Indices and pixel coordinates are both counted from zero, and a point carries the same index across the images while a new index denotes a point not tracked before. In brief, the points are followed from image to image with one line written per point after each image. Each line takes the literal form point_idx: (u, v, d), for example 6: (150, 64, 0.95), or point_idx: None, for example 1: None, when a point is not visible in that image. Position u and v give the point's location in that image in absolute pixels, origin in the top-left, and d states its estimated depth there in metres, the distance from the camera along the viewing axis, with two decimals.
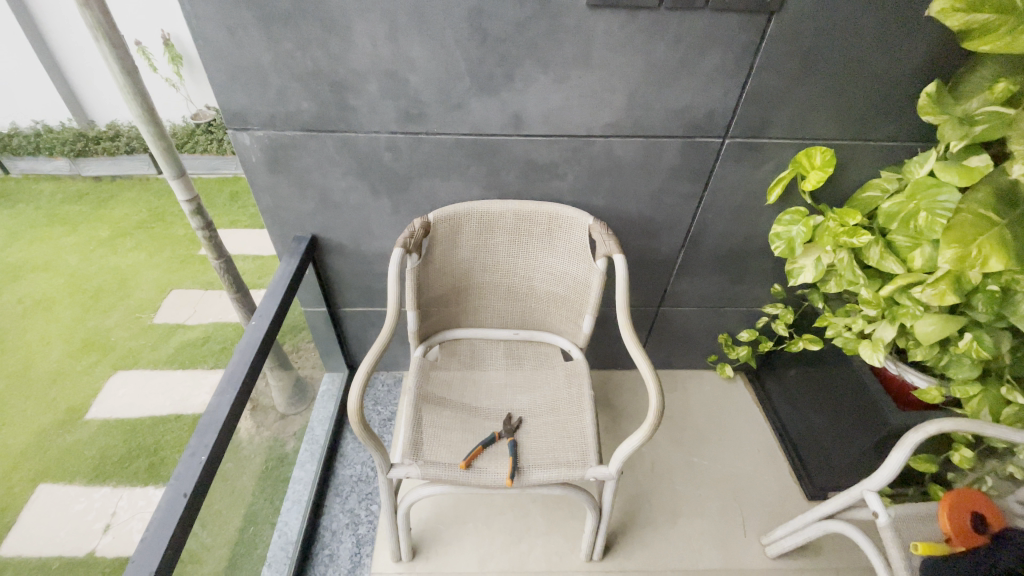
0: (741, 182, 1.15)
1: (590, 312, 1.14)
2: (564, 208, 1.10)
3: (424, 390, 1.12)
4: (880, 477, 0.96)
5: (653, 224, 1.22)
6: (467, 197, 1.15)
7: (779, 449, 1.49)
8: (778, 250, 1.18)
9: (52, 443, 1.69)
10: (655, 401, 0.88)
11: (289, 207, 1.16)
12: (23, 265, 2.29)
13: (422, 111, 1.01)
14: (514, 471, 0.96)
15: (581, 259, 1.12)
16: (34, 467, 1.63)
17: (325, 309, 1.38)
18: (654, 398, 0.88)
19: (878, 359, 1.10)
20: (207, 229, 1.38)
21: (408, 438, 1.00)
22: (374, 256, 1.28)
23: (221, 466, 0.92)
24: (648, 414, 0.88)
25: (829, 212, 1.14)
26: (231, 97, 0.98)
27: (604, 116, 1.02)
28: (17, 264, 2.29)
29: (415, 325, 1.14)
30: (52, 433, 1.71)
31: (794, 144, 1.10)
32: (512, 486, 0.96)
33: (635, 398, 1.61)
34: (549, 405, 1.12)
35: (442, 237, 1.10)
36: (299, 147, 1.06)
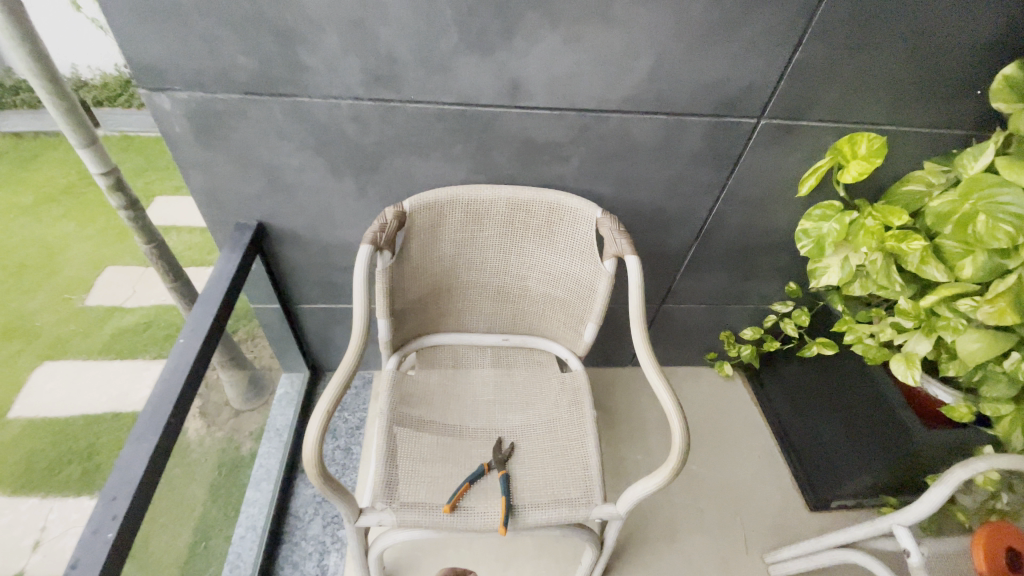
0: (770, 170, 0.99)
1: (594, 319, 0.99)
2: (567, 197, 0.91)
3: (400, 412, 0.95)
4: (912, 512, 0.87)
5: (666, 217, 1.05)
6: (449, 181, 0.95)
7: (780, 455, 1.40)
8: (803, 249, 1.04)
9: None
10: (680, 438, 0.74)
11: (229, 187, 0.94)
12: None
13: (395, 74, 0.79)
14: (507, 514, 0.82)
15: (585, 259, 0.95)
16: None
17: (278, 306, 1.18)
18: (678, 434, 0.75)
19: (913, 376, 0.99)
20: (131, 208, 1.13)
21: (381, 475, 0.84)
22: (336, 247, 1.07)
23: (145, 523, 0.74)
24: (670, 454, 0.75)
25: (867, 207, 0.99)
26: (141, 46, 0.74)
27: (621, 88, 0.83)
28: None
29: (388, 335, 0.96)
30: None
31: (836, 129, 0.94)
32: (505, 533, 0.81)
33: (629, 399, 1.48)
34: (544, 427, 0.97)
35: (420, 231, 0.90)
36: (236, 114, 0.83)
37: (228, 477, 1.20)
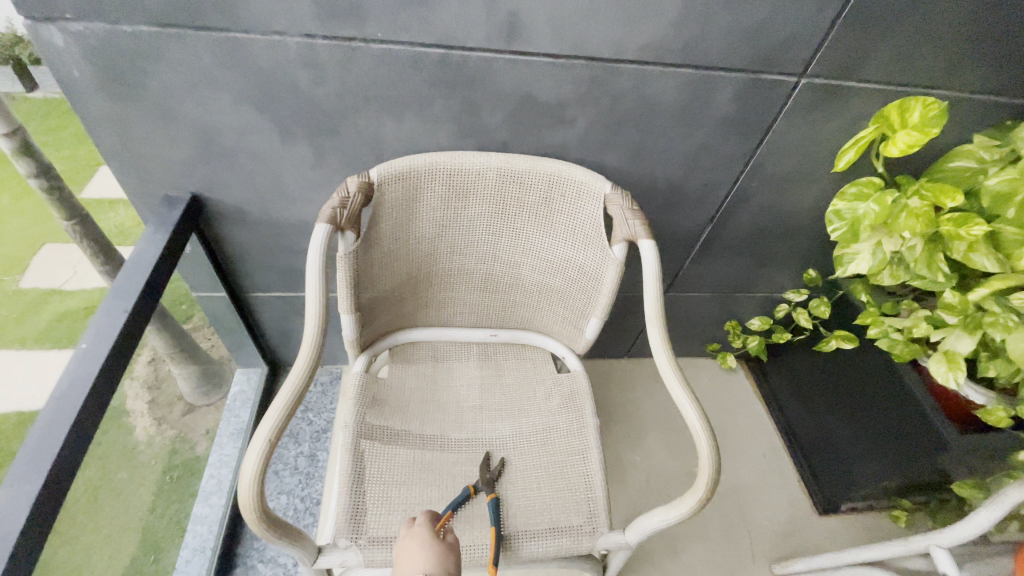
0: (804, 141, 0.85)
1: (598, 314, 0.85)
2: (571, 168, 0.76)
3: (368, 424, 0.79)
4: (955, 534, 0.77)
5: (681, 194, 0.91)
6: (428, 146, 0.78)
7: (786, 454, 1.30)
8: (834, 233, 0.91)
9: None
10: (709, 459, 0.62)
11: (152, 150, 0.75)
12: None
13: (358, 5, 0.62)
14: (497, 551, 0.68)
15: (590, 244, 0.80)
16: None
17: (225, 294, 1.01)
18: (707, 454, 0.62)
19: (955, 380, 0.86)
20: (44, 174, 0.93)
21: (345, 504, 0.70)
22: (292, 226, 0.90)
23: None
24: (697, 478, 0.62)
25: (910, 185, 0.86)
26: None
27: (641, 32, 0.67)
28: None
29: (354, 332, 0.80)
30: None
31: (884, 93, 0.80)
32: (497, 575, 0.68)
33: (625, 394, 1.36)
34: (538, 439, 0.83)
35: (392, 206, 0.74)
36: (152, 54, 0.65)
37: None
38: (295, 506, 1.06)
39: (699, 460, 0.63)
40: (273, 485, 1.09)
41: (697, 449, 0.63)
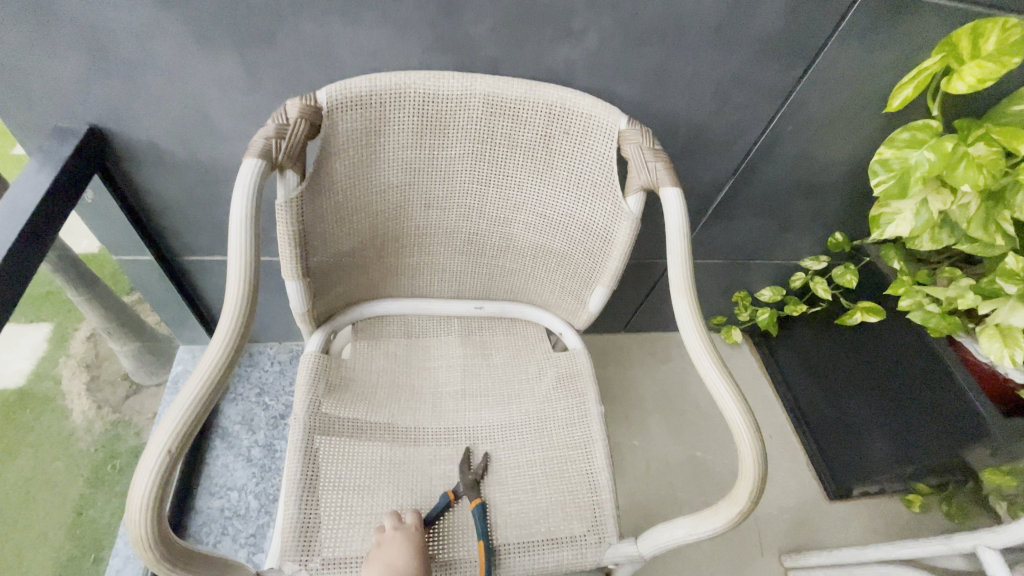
0: (854, 73, 0.71)
1: (604, 282, 0.71)
2: (577, 96, 0.60)
3: (324, 417, 0.64)
4: (1008, 534, 0.67)
5: (704, 140, 0.76)
6: (394, 64, 0.61)
7: (794, 436, 1.21)
8: (876, 188, 0.77)
9: None
10: (752, 461, 0.49)
11: (27, 61, 0.57)
12: None
13: None
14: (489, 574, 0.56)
15: (598, 194, 0.65)
16: None
17: (152, 258, 0.84)
18: (750, 453, 0.49)
19: (1008, 360, 0.75)
20: None
21: (292, 517, 0.56)
22: (228, 172, 0.72)
23: None
24: (737, 484, 0.49)
25: (972, 130, 0.73)
26: None
27: None
28: None
29: (304, 304, 0.65)
30: None
31: (955, 12, 0.66)
32: None
33: (623, 373, 1.24)
34: (531, 431, 0.69)
35: (349, 139, 0.58)
36: None
37: (101, 489, 0.89)
38: (249, 505, 0.92)
39: (739, 460, 0.50)
40: (222, 480, 0.94)
41: (737, 447, 0.50)
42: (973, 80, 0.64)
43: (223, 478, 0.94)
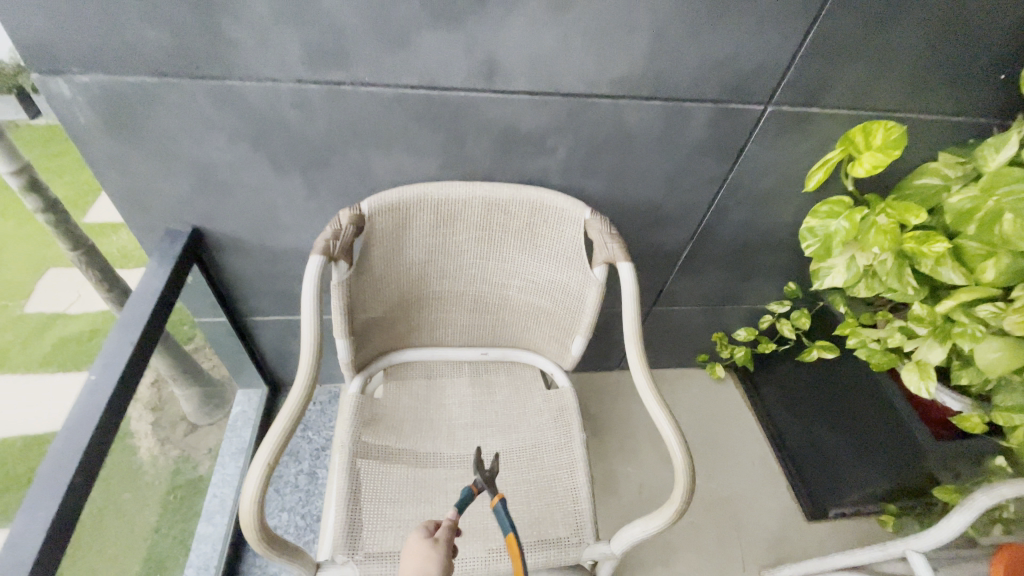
0: (778, 162, 0.89)
1: (582, 333, 0.89)
2: (552, 195, 0.80)
3: (365, 445, 0.82)
4: (928, 538, 0.79)
5: (663, 215, 0.95)
6: (415, 176, 0.82)
7: (776, 462, 1.33)
8: (808, 249, 0.94)
9: None
10: (684, 471, 0.65)
11: (155, 187, 0.79)
12: None
13: (344, 50, 0.66)
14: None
15: (573, 265, 0.84)
16: None
17: (225, 319, 1.05)
18: (681, 466, 0.66)
19: (928, 388, 0.91)
20: (50, 210, 0.98)
21: (342, 521, 0.73)
22: (288, 254, 0.94)
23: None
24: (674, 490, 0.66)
25: (879, 203, 0.91)
26: (16, 12, 0.59)
27: (613, 67, 0.71)
28: None
29: (348, 356, 0.84)
30: None
31: (850, 116, 0.84)
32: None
33: (618, 406, 1.40)
34: (527, 455, 0.86)
35: (383, 234, 0.78)
36: (150, 100, 0.68)
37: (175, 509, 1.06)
38: (296, 523, 1.09)
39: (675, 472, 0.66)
40: (274, 503, 1.12)
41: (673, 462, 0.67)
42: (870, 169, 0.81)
43: (274, 501, 1.12)
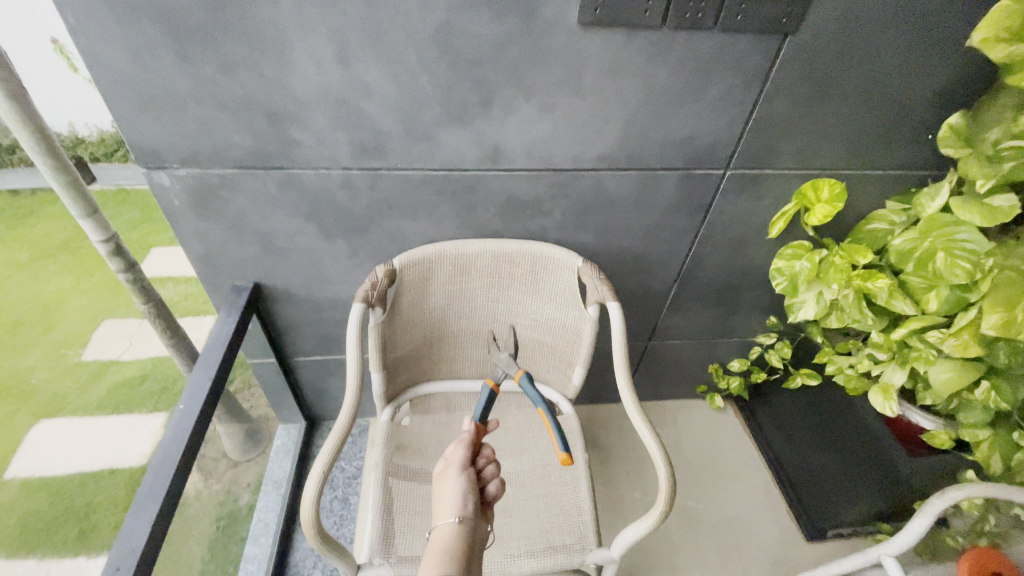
0: (742, 215, 1.05)
1: (581, 364, 1.02)
2: (550, 248, 0.96)
3: (395, 465, 0.96)
4: (896, 542, 0.88)
5: (647, 261, 1.11)
6: (437, 236, 1.00)
7: (774, 486, 1.41)
8: (778, 286, 1.07)
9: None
10: (665, 481, 0.79)
11: (227, 252, 0.97)
12: None
13: (383, 145, 0.85)
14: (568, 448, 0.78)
15: (570, 306, 0.99)
16: None
17: (274, 360, 1.21)
18: (663, 476, 0.79)
19: (892, 408, 1.01)
20: (130, 271, 1.14)
21: (378, 530, 0.86)
22: (330, 303, 1.11)
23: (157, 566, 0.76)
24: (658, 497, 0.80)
25: (834, 246, 1.05)
26: (140, 130, 0.78)
27: (594, 148, 0.89)
28: None
29: (381, 388, 0.99)
30: None
31: (800, 176, 1.00)
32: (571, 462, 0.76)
33: (623, 436, 1.50)
34: (537, 474, 0.98)
35: (411, 285, 0.94)
36: (231, 187, 0.87)
37: (225, 532, 1.17)
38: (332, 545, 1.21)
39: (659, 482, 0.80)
40: None
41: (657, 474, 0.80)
42: (822, 218, 0.94)
43: None
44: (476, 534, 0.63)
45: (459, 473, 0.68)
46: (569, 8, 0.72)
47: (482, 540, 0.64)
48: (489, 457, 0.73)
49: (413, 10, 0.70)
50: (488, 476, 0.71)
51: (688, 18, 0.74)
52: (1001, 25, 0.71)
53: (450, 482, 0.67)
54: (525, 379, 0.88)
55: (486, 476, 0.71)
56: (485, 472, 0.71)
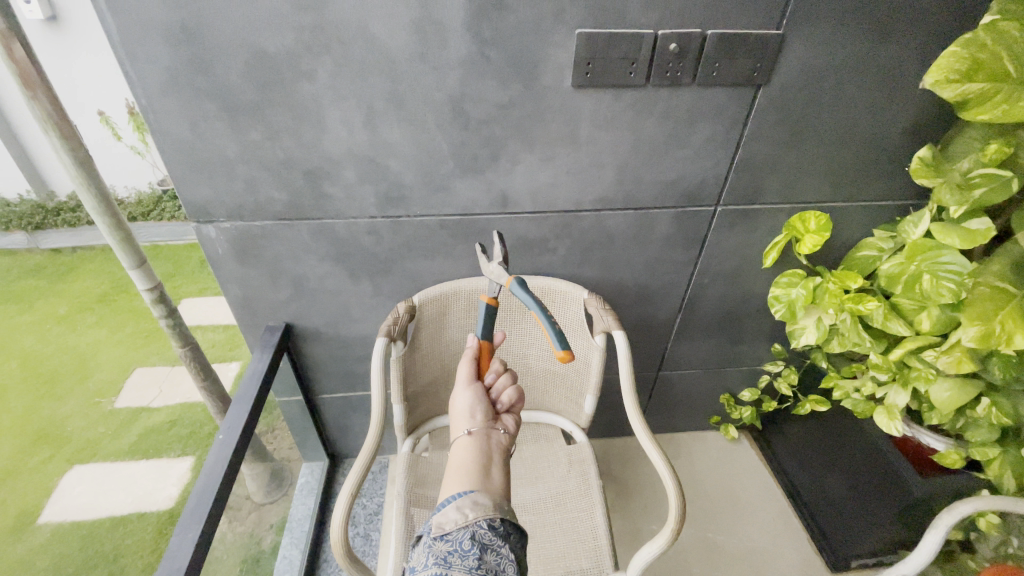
0: (735, 247, 1.13)
1: (592, 392, 1.08)
2: (557, 282, 1.04)
3: (415, 494, 0.99)
4: (913, 560, 0.86)
5: (649, 292, 1.18)
6: (453, 275, 1.09)
7: (795, 516, 1.40)
8: (777, 313, 1.12)
9: (29, 536, 1.41)
10: (676, 501, 0.87)
11: (263, 296, 1.07)
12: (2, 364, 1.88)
13: (404, 195, 0.95)
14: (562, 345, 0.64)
15: (579, 336, 1.06)
16: (11, 558, 1.37)
17: (301, 397, 1.28)
18: (673, 496, 0.87)
19: (897, 428, 1.04)
20: (171, 317, 1.20)
21: (400, 556, 0.89)
22: (354, 340, 1.19)
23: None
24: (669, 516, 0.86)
25: (827, 273, 1.09)
26: (193, 190, 0.89)
27: (593, 192, 0.98)
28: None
29: (402, 419, 1.04)
30: (3, 545, 1.39)
31: (787, 210, 1.08)
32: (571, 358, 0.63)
33: (639, 469, 1.52)
34: (554, 501, 1.01)
35: (429, 319, 1.02)
36: (270, 237, 0.98)
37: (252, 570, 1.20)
38: None
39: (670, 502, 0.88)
40: None
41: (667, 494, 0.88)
42: (812, 247, 0.99)
43: None
44: (492, 443, 0.62)
45: (465, 388, 0.68)
46: (564, 74, 0.84)
47: (502, 446, 0.62)
48: (498, 369, 0.71)
49: (430, 82, 0.82)
50: (501, 388, 0.70)
51: (668, 77, 0.84)
52: (950, 68, 0.73)
53: (457, 401, 0.66)
54: (517, 286, 0.71)
55: (497, 389, 0.69)
56: (495, 385, 0.70)
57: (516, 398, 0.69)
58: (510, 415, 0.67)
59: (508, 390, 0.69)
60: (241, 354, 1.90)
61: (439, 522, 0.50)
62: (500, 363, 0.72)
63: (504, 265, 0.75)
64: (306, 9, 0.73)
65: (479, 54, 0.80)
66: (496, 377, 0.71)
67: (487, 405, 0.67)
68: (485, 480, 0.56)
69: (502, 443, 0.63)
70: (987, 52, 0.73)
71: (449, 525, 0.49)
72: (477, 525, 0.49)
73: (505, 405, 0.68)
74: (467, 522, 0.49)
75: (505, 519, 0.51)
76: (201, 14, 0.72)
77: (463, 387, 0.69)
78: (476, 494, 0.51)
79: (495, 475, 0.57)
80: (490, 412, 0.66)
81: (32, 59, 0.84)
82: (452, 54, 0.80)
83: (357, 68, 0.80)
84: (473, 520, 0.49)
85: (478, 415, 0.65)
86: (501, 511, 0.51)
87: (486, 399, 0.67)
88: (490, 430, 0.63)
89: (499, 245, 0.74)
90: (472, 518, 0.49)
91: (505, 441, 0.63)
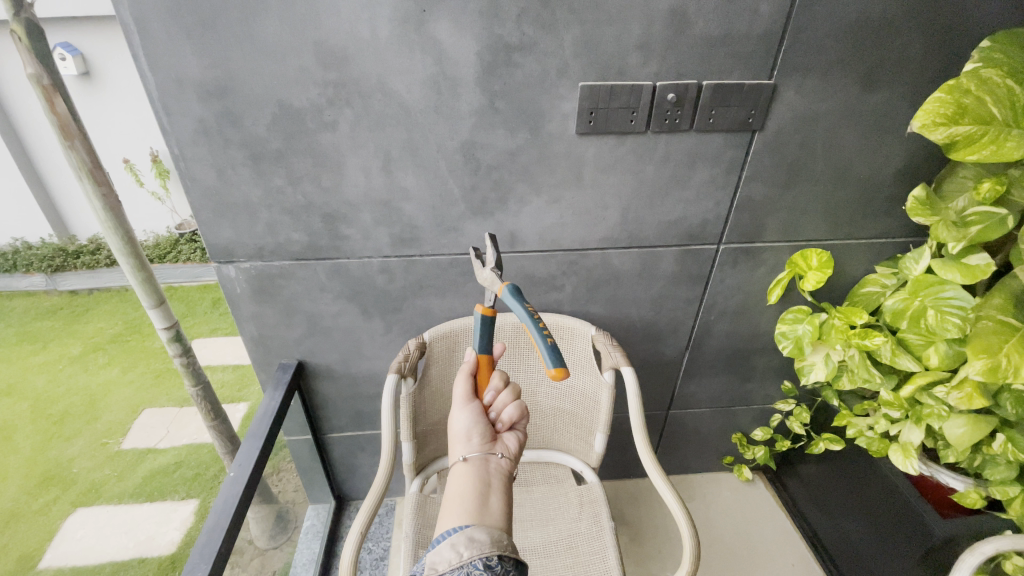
0: (740, 284, 1.15)
1: (602, 430, 1.07)
2: (567, 318, 1.07)
3: (424, 535, 0.96)
4: None
5: (656, 328, 1.20)
6: (462, 312, 1.12)
7: (816, 563, 1.34)
8: (784, 349, 1.13)
9: None
10: (690, 544, 0.85)
11: (277, 334, 1.10)
12: (12, 405, 1.90)
13: (417, 236, 0.99)
14: (555, 362, 0.60)
15: (588, 372, 1.07)
16: None
17: (309, 437, 1.28)
18: (688, 538, 0.86)
19: (913, 466, 1.02)
20: (186, 355, 1.23)
21: None
22: (365, 378, 1.20)
23: None
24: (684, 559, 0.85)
25: (832, 309, 1.11)
26: (217, 233, 0.94)
27: (598, 231, 1.02)
28: (8, 401, 1.91)
29: (411, 457, 1.03)
30: None
31: (789, 247, 1.10)
32: (565, 378, 0.58)
33: (651, 511, 1.48)
34: (564, 544, 0.99)
35: (438, 356, 1.04)
36: (288, 276, 1.01)
37: None
38: None
39: (684, 545, 0.86)
40: None
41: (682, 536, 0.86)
42: (815, 283, 1.02)
43: None
44: (490, 468, 0.61)
45: (463, 410, 0.68)
46: (568, 123, 0.89)
47: (501, 470, 0.62)
48: (497, 386, 0.71)
49: (444, 130, 0.87)
50: (501, 406, 0.70)
51: (667, 124, 0.89)
52: (937, 113, 0.76)
53: (455, 424, 0.67)
54: (508, 293, 0.68)
55: (497, 407, 0.69)
56: (495, 403, 0.70)
57: (516, 416, 0.69)
58: (511, 434, 0.67)
59: (508, 408, 0.69)
60: (250, 395, 1.91)
61: (434, 561, 0.49)
62: (499, 379, 0.72)
63: (498, 270, 0.72)
64: (330, 67, 0.80)
65: (489, 105, 0.86)
66: (496, 394, 0.71)
67: (486, 425, 0.67)
68: (483, 509, 0.55)
69: (502, 467, 0.62)
70: (971, 97, 0.76)
71: (442, 565, 0.48)
72: (472, 565, 0.48)
73: (506, 423, 0.68)
74: (461, 562, 0.48)
75: (504, 556, 0.50)
76: (234, 72, 0.78)
77: (461, 409, 0.69)
78: (472, 529, 0.51)
79: (493, 502, 0.57)
80: (489, 435, 0.66)
81: (73, 113, 0.90)
82: (465, 106, 0.85)
83: (376, 119, 0.85)
84: (468, 560, 0.48)
85: (476, 438, 0.64)
86: (499, 547, 0.50)
87: (485, 419, 0.68)
88: (488, 454, 0.63)
89: (492, 250, 0.72)
90: (466, 557, 0.48)
91: (505, 465, 0.63)
